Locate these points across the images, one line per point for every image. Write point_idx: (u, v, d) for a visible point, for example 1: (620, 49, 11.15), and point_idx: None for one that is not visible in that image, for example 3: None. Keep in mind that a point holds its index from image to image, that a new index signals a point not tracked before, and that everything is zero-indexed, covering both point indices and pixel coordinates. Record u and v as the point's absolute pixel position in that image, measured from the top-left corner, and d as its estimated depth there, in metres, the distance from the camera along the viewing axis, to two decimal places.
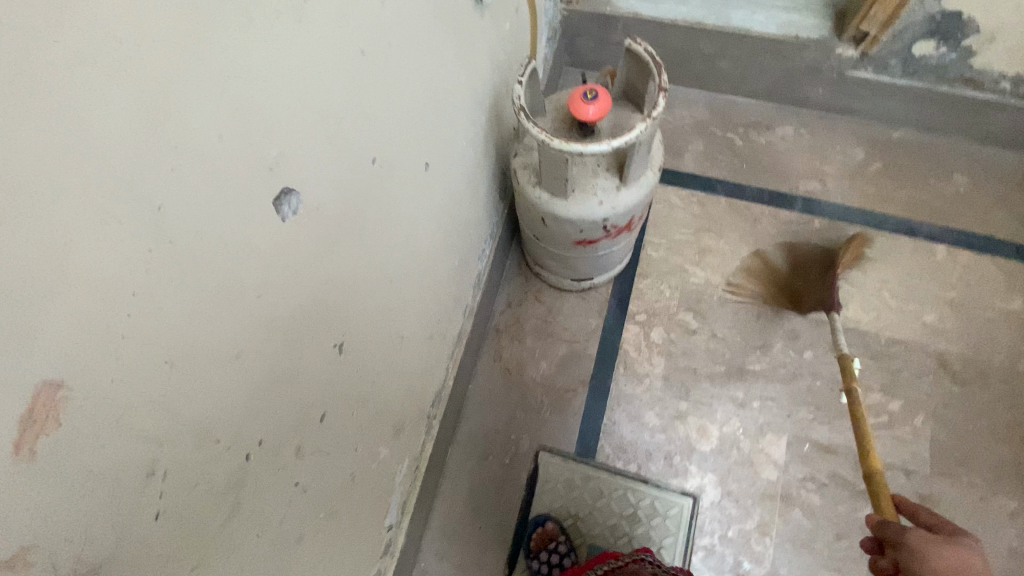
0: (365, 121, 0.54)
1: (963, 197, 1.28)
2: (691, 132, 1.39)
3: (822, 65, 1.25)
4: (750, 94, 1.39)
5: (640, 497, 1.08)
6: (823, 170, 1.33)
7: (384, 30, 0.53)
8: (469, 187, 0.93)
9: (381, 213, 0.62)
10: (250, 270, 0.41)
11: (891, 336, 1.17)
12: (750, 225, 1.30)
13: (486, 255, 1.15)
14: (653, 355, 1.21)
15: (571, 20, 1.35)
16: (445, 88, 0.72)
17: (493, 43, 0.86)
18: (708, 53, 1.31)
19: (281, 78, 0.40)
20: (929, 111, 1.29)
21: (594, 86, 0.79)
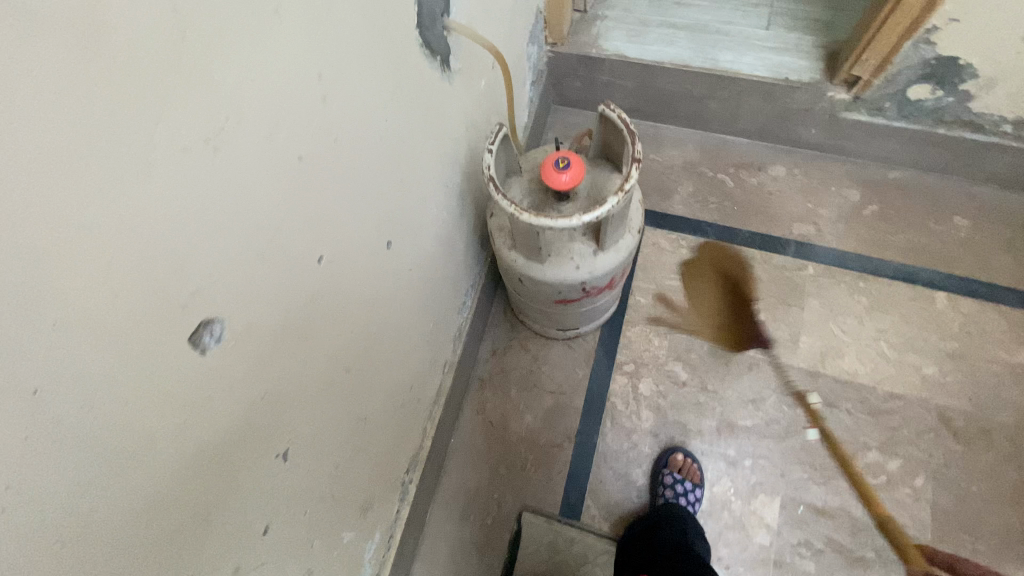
0: (315, 223, 0.50)
1: (964, 241, 1.23)
2: (680, 173, 1.37)
3: (814, 108, 1.21)
4: (741, 133, 1.36)
5: None
6: (818, 213, 1.29)
7: (336, 128, 0.50)
8: (443, 248, 0.89)
9: (336, 306, 0.58)
10: (158, 421, 0.38)
11: (889, 390, 1.12)
12: (742, 270, 1.26)
13: (467, 307, 1.12)
14: (641, 409, 1.16)
15: (557, 61, 1.33)
16: (412, 163, 0.69)
17: (466, 106, 0.83)
18: (696, 95, 1.29)
19: (198, 215, 0.37)
20: (927, 152, 1.24)
21: (567, 154, 0.76)
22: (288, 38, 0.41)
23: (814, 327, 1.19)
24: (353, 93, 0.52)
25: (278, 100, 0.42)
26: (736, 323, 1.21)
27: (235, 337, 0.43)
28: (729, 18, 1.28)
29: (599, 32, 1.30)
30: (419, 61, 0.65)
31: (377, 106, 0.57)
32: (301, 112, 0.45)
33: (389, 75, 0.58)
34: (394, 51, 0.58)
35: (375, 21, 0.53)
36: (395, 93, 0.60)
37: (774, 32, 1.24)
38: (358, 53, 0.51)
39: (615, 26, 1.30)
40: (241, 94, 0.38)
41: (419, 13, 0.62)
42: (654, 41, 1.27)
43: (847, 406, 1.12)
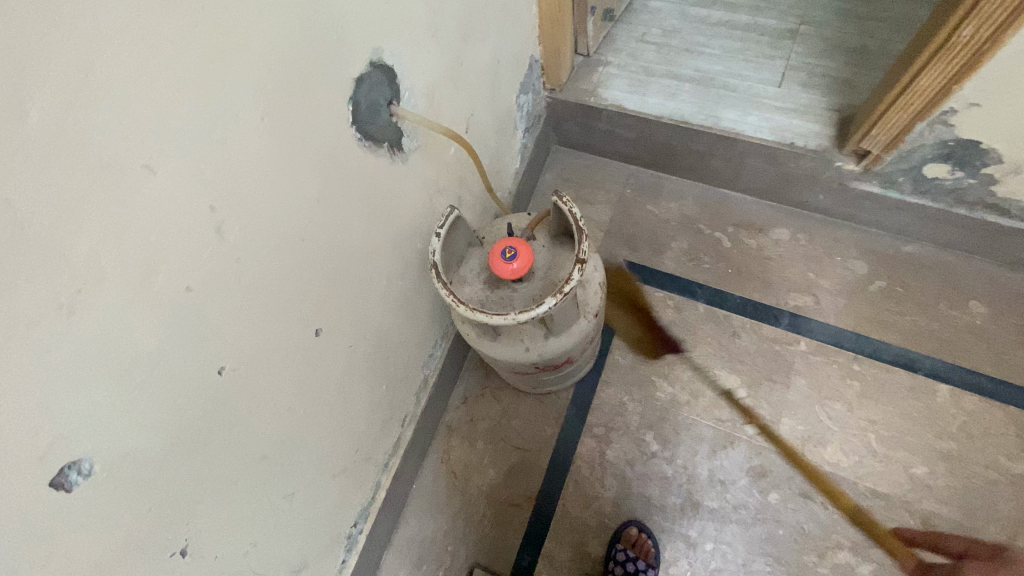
0: (212, 338, 0.51)
1: (977, 329, 1.13)
2: (676, 228, 1.31)
3: (820, 175, 1.15)
4: (744, 191, 1.30)
5: None
6: (818, 283, 1.21)
7: (239, 247, 0.51)
8: (399, 313, 0.88)
9: (247, 403, 0.59)
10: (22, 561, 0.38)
11: (871, 487, 1.06)
12: (730, 338, 1.20)
13: (435, 358, 1.11)
14: (606, 476, 1.13)
15: (555, 106, 1.30)
16: (351, 248, 0.69)
17: (429, 178, 0.82)
18: (698, 151, 1.24)
19: (54, 375, 0.37)
20: (945, 230, 1.15)
21: (515, 243, 0.74)
22: (166, 185, 0.42)
23: (798, 409, 1.13)
24: (258, 208, 0.51)
25: (154, 242, 0.42)
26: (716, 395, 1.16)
27: (108, 469, 0.44)
28: (740, 71, 1.22)
29: (600, 80, 1.26)
30: (360, 153, 0.64)
31: (297, 212, 0.57)
32: (187, 245, 0.45)
33: (315, 179, 0.58)
34: (322, 154, 0.58)
35: (294, 134, 0.53)
36: (322, 194, 0.60)
37: (785, 90, 1.17)
38: (266, 170, 0.51)
39: (618, 74, 1.26)
40: (102, 251, 0.38)
41: (356, 110, 0.61)
42: (656, 93, 1.22)
43: (822, 498, 1.06)
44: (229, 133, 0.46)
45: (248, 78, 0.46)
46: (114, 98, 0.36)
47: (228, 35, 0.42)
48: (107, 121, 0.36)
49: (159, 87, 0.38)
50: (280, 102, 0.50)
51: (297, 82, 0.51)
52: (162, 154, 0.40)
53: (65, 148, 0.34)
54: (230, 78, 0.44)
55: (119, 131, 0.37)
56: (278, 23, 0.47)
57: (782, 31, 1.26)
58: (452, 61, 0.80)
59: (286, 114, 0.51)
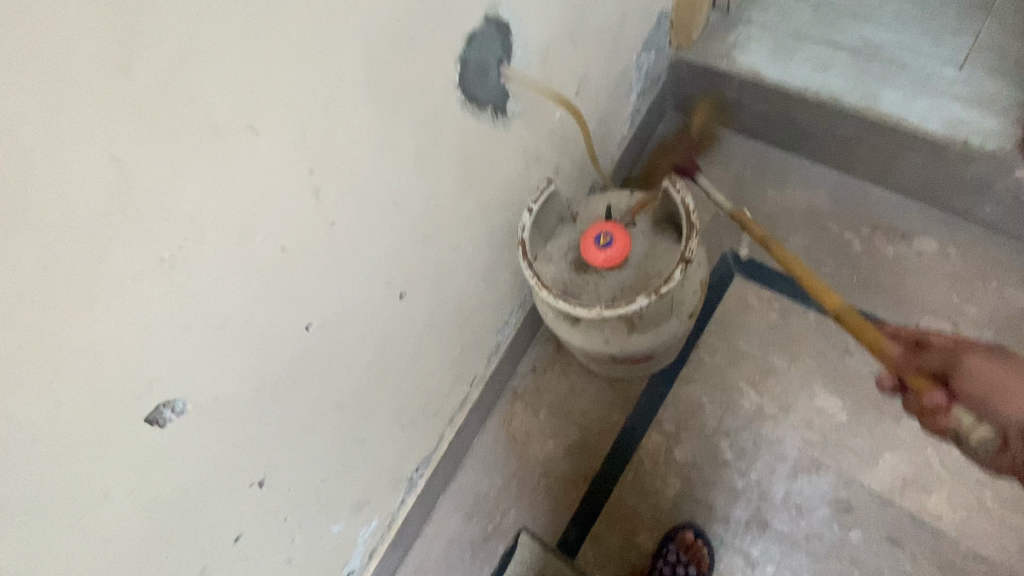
0: (305, 298, 0.52)
1: None
2: (798, 221, 1.14)
3: (994, 183, 0.96)
4: (891, 188, 1.11)
5: None
6: (962, 310, 1.02)
7: (334, 211, 0.50)
8: (482, 280, 0.86)
9: (329, 358, 0.60)
10: (111, 481, 0.43)
11: (975, 550, 0.93)
12: (837, 355, 1.07)
13: (510, 324, 1.09)
14: (668, 474, 1.09)
15: (678, 68, 1.17)
16: (443, 214, 0.67)
17: (531, 144, 0.77)
18: (842, 136, 1.07)
19: (154, 323, 0.40)
20: None
21: (611, 228, 0.69)
22: (267, 148, 0.41)
23: (905, 449, 0.99)
24: (355, 172, 0.50)
25: (255, 204, 0.43)
26: (808, 414, 1.05)
27: (199, 408, 0.47)
28: (915, 44, 1.02)
29: (738, 42, 1.11)
30: (463, 117, 0.61)
31: (394, 178, 0.55)
32: (286, 209, 0.45)
33: (416, 144, 0.56)
34: (424, 118, 0.55)
35: (399, 96, 0.51)
36: (421, 158, 0.58)
37: (968, 74, 0.97)
38: (368, 133, 0.50)
39: (761, 36, 1.10)
40: (201, 212, 0.39)
41: (464, 70, 0.58)
42: (803, 62, 1.05)
43: (914, 549, 0.94)
44: (333, 96, 0.44)
45: (356, 36, 0.44)
46: (217, 53, 0.35)
47: None
48: (209, 80, 0.35)
49: (265, 46, 0.37)
50: (388, 63, 0.48)
51: (406, 39, 0.49)
52: (264, 116, 0.40)
53: (168, 106, 0.34)
54: (338, 39, 0.42)
55: (221, 91, 0.36)
56: None
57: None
58: (572, 16, 0.73)
59: (392, 76, 0.49)
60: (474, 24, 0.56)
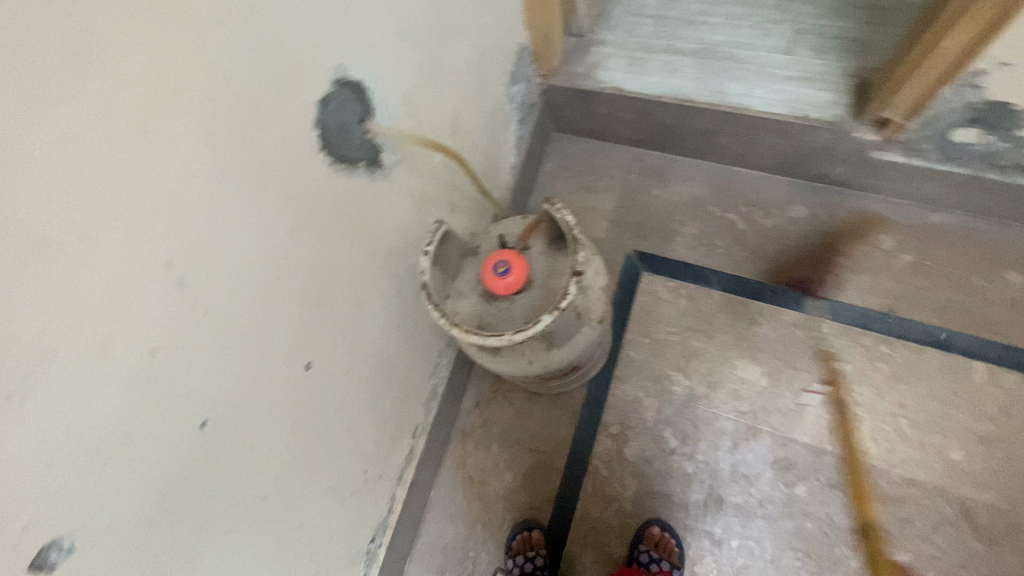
0: (191, 394, 0.49)
1: (1016, 301, 1.06)
2: (686, 212, 1.25)
3: (838, 148, 1.08)
4: (757, 167, 1.23)
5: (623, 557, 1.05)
6: (839, 263, 1.14)
7: (208, 298, 0.49)
8: (397, 329, 0.85)
9: (239, 447, 0.57)
10: None
11: (904, 475, 1.01)
12: (747, 326, 1.15)
13: (442, 366, 1.08)
14: (626, 476, 1.11)
15: (549, 92, 1.24)
16: (337, 275, 0.66)
17: (417, 189, 0.79)
18: (704, 130, 1.18)
19: (15, 461, 0.36)
20: (980, 197, 1.06)
21: (506, 256, 0.71)
22: (113, 249, 0.39)
23: (822, 397, 1.07)
24: (222, 255, 0.49)
25: (111, 309, 0.40)
26: (735, 386, 1.11)
27: (92, 541, 0.43)
28: (745, 40, 1.14)
29: (596, 61, 1.19)
30: (334, 177, 0.61)
31: (271, 250, 0.55)
32: (151, 306, 0.43)
33: (286, 212, 0.56)
34: (289, 185, 0.55)
35: (255, 170, 0.50)
36: (296, 226, 0.57)
37: (794, 57, 1.10)
38: (228, 214, 0.49)
39: (615, 53, 1.19)
40: (48, 329, 0.37)
41: (323, 132, 0.58)
42: (655, 71, 1.15)
43: (853, 489, 1.02)
44: (177, 184, 0.43)
45: (192, 121, 0.43)
46: (31, 167, 0.33)
47: (161, 84, 0.40)
48: (28, 193, 0.34)
49: (84, 149, 0.36)
50: (234, 140, 0.48)
51: (248, 113, 0.48)
52: (102, 218, 0.38)
53: None
54: (172, 128, 0.42)
55: (42, 202, 0.34)
56: (215, 55, 0.44)
57: None
58: (428, 62, 0.75)
59: (243, 152, 0.49)
60: (322, 88, 0.57)
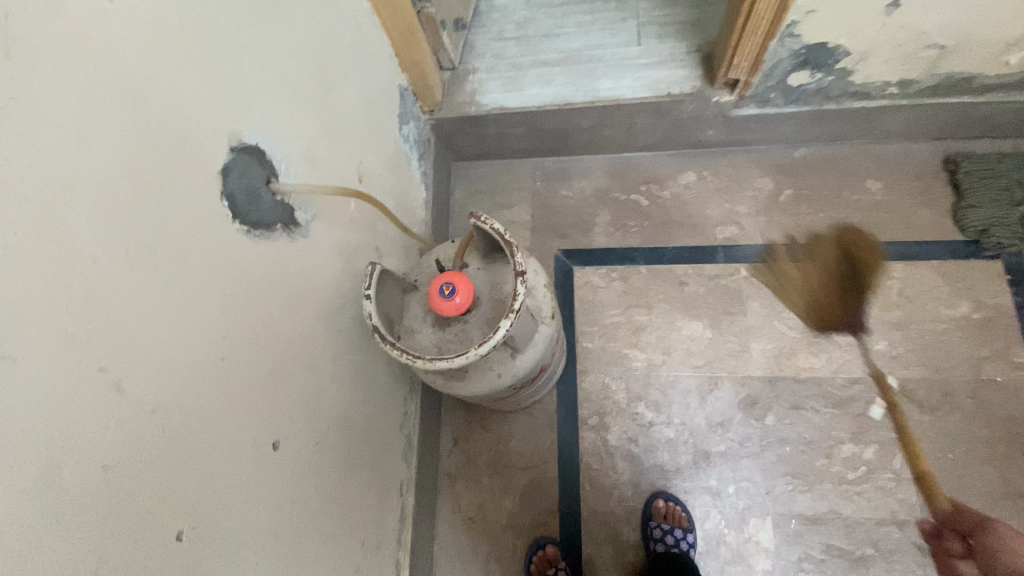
0: (157, 508, 0.45)
1: (882, 204, 1.22)
2: (594, 204, 1.35)
3: (704, 114, 1.21)
4: (643, 148, 1.35)
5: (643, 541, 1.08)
6: (736, 212, 1.28)
7: (152, 397, 0.45)
8: (357, 385, 0.83)
9: (223, 553, 0.52)
10: None
11: (848, 376, 1.12)
12: (679, 289, 1.24)
13: (411, 413, 1.06)
14: (617, 461, 1.14)
15: (439, 126, 1.29)
16: (281, 344, 0.64)
17: (341, 240, 0.79)
18: (588, 127, 1.28)
19: None
20: (827, 127, 1.23)
21: (450, 277, 0.71)
22: (36, 365, 0.36)
23: (762, 332, 1.17)
24: (157, 349, 0.46)
25: (49, 433, 0.36)
26: (686, 346, 1.19)
27: None
28: (600, 41, 1.26)
29: (474, 88, 1.26)
30: (254, 244, 0.60)
31: (206, 333, 0.51)
32: (93, 420, 0.39)
33: (214, 291, 0.53)
34: (211, 261, 0.53)
35: (171, 253, 0.48)
36: (228, 302, 0.55)
37: (645, 46, 1.23)
38: (152, 304, 0.46)
39: (489, 77, 1.26)
40: None
41: (233, 202, 0.57)
42: (531, 85, 1.24)
43: (813, 404, 1.11)
44: (91, 283, 0.40)
45: (94, 214, 0.41)
46: None
47: (49, 182, 0.38)
48: None
49: None
50: (142, 227, 0.45)
51: (152, 196, 0.46)
52: (15, 335, 0.35)
53: None
54: (73, 226, 0.39)
55: None
56: (103, 145, 0.42)
57: None
58: (319, 117, 0.76)
59: (153, 236, 0.46)
60: (219, 159, 0.55)
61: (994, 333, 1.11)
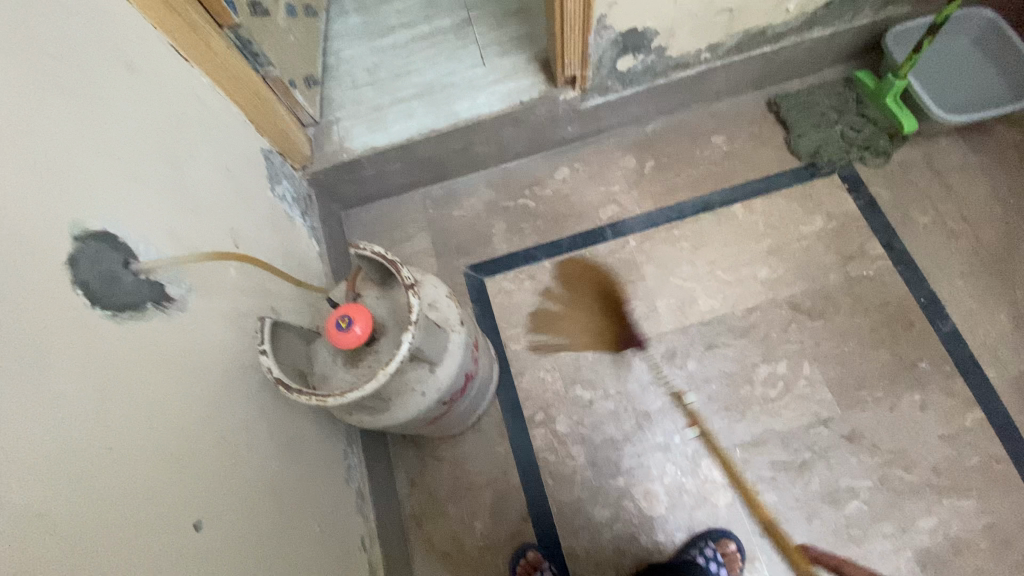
0: None
1: (729, 152, 1.38)
2: (487, 216, 1.41)
3: (558, 113, 1.32)
4: (516, 156, 1.43)
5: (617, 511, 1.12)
6: (612, 192, 1.39)
7: (35, 500, 0.43)
8: (282, 448, 0.81)
9: None
10: None
11: (745, 306, 1.23)
12: (583, 273, 1.32)
13: (356, 464, 1.03)
14: (570, 448, 1.17)
15: (317, 180, 1.29)
16: (179, 423, 0.62)
17: (226, 309, 0.78)
18: (459, 148, 1.35)
19: None
20: (665, 100, 1.38)
21: (345, 310, 0.71)
22: None
23: (674, 290, 1.27)
24: (31, 450, 0.44)
25: None
26: (603, 323, 1.27)
27: None
28: (448, 68, 1.34)
29: (341, 136, 1.29)
30: (122, 327, 0.58)
31: (82, 426, 0.50)
32: None
33: (87, 380, 0.52)
34: (79, 352, 0.52)
35: (31, 351, 0.47)
36: (106, 389, 0.53)
37: (490, 65, 1.32)
38: (19, 405, 0.44)
39: (353, 123, 1.30)
40: None
41: (89, 289, 0.56)
42: (394, 121, 1.29)
43: (724, 340, 1.21)
44: None
45: None
46: None
47: None
48: None
49: None
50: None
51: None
52: None
53: None
54: None
55: None
56: None
57: (458, 22, 1.41)
58: (173, 193, 0.76)
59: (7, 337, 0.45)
60: (64, 249, 0.54)
61: (848, 236, 1.27)
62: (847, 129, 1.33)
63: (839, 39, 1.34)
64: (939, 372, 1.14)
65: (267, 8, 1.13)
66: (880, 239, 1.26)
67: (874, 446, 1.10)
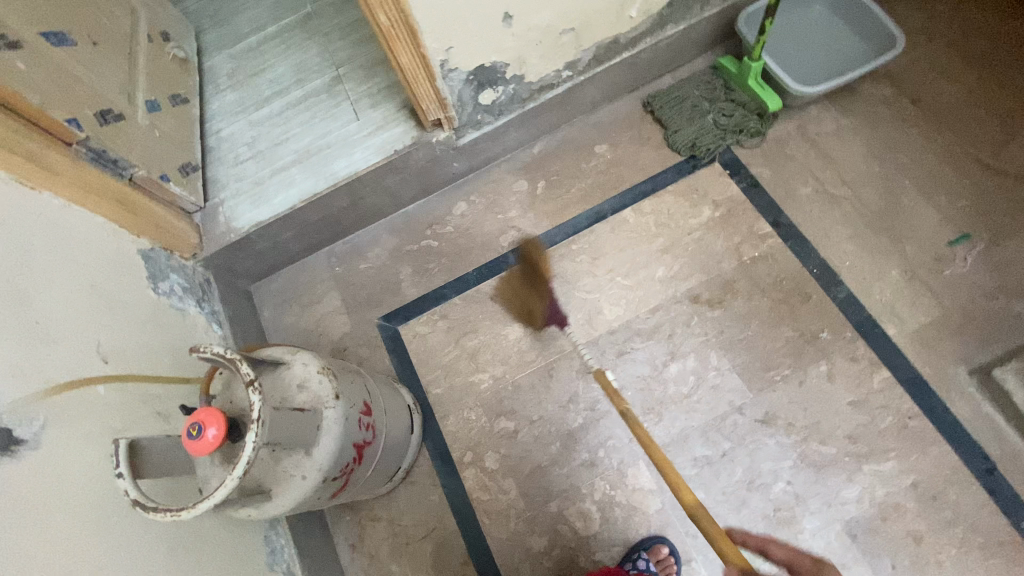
0: None
1: (614, 158, 1.40)
2: (393, 264, 1.42)
3: (437, 154, 1.33)
4: (411, 199, 1.45)
5: (555, 536, 1.13)
6: (509, 218, 1.40)
7: None
8: (182, 555, 0.81)
9: None
10: None
11: (649, 308, 1.25)
12: (491, 303, 1.33)
13: (282, 545, 1.04)
14: (502, 482, 1.18)
15: (211, 265, 1.30)
16: (40, 567, 0.63)
17: (92, 435, 0.78)
18: (349, 205, 1.36)
19: None
20: (542, 120, 1.40)
21: (197, 417, 0.72)
22: None
23: (603, 289, 1.29)
24: None
25: None
26: (518, 351, 1.27)
27: None
28: (324, 129, 1.35)
29: (227, 216, 1.30)
30: None
31: None
32: None
33: None
34: None
35: None
36: None
37: (363, 119, 1.34)
38: None
39: (238, 201, 1.31)
40: None
41: None
42: (276, 192, 1.30)
43: (634, 346, 1.22)
44: None
45: None
46: None
47: None
48: None
49: None
50: None
51: None
52: None
53: None
54: None
55: None
56: None
57: (329, 81, 1.42)
58: (20, 331, 0.75)
59: None
60: None
61: (737, 221, 1.29)
62: (720, 116, 1.35)
63: (696, 31, 1.36)
64: (840, 340, 1.16)
65: (121, 111, 1.11)
66: (767, 218, 1.28)
67: (789, 424, 1.12)
